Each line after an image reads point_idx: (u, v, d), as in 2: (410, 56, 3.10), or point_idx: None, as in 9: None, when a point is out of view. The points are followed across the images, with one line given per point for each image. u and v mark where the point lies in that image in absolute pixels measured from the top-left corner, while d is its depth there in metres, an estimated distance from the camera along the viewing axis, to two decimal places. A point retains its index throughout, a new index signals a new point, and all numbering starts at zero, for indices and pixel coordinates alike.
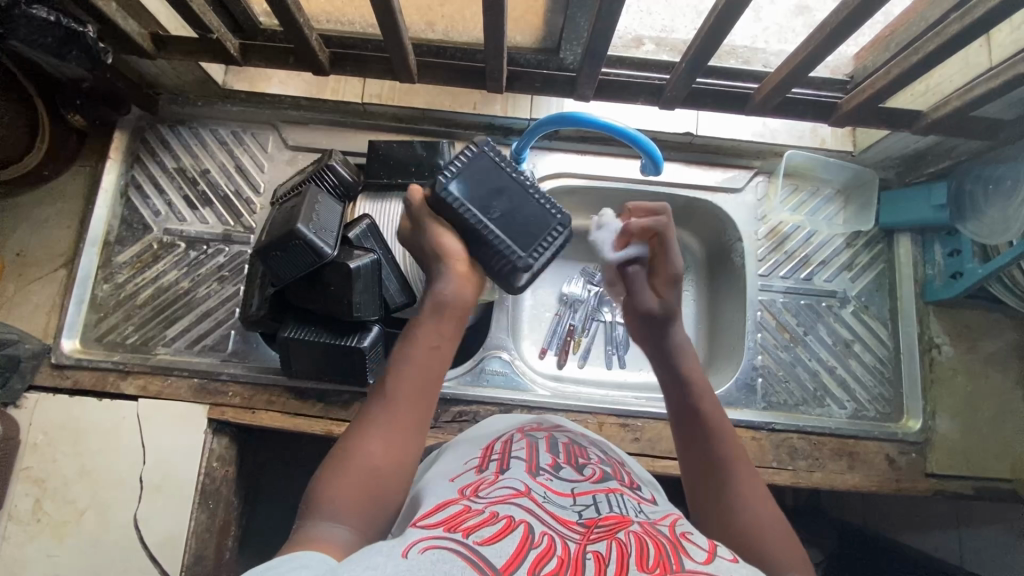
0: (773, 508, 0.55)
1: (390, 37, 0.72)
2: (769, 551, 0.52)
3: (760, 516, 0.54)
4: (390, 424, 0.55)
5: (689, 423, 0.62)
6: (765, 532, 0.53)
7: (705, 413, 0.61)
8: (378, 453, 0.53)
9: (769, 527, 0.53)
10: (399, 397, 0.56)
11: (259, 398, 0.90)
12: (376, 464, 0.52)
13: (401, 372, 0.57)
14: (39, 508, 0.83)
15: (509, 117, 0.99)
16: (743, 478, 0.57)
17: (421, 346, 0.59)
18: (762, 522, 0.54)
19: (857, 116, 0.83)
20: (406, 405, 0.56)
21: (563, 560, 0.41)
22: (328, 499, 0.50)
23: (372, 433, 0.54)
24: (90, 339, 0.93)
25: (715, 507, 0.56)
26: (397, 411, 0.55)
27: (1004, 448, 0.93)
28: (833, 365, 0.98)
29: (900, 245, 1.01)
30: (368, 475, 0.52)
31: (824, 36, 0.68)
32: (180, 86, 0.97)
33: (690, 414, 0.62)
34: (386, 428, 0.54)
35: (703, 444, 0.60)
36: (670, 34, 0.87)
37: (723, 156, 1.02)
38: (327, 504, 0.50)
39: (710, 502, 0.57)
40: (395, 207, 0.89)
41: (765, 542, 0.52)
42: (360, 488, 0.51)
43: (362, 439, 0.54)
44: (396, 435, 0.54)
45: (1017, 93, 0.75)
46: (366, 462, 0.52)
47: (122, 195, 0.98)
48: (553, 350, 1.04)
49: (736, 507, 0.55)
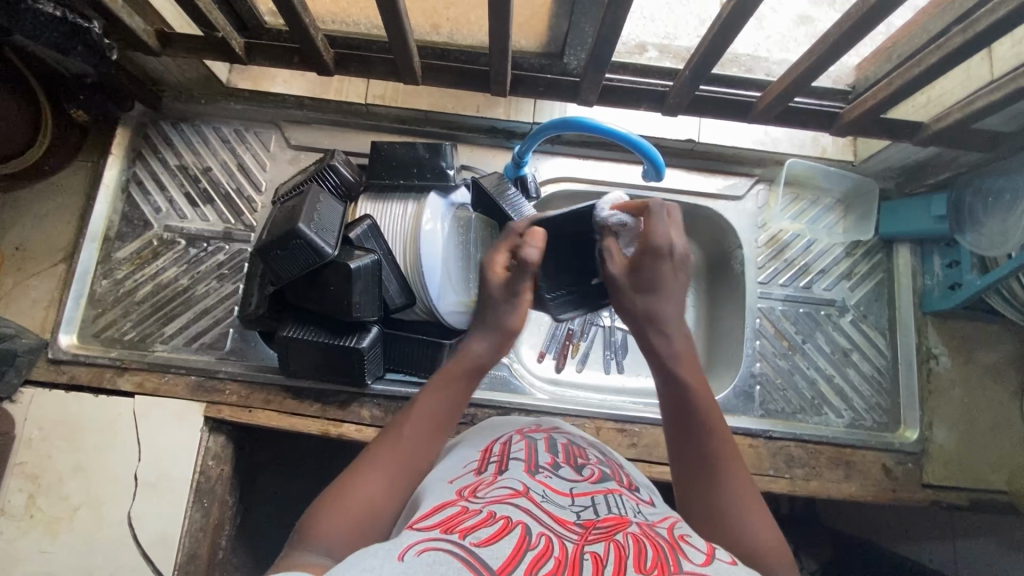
0: (761, 511, 0.54)
1: (395, 38, 0.72)
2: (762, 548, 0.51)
3: (751, 519, 0.53)
4: (392, 464, 0.56)
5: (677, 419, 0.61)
6: (751, 526, 0.53)
7: (702, 411, 0.61)
8: (374, 488, 0.53)
9: (753, 521, 0.53)
10: (403, 439, 0.58)
11: (256, 398, 0.89)
12: (373, 499, 0.52)
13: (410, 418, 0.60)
14: (31, 504, 0.83)
15: (512, 120, 0.99)
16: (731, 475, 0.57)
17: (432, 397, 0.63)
18: (753, 520, 0.53)
19: (858, 126, 0.83)
20: (411, 447, 0.58)
21: (560, 561, 0.41)
22: (319, 531, 0.49)
23: (372, 468, 0.55)
24: (88, 335, 0.92)
25: (705, 503, 0.55)
26: (402, 452, 0.57)
27: (1001, 460, 0.93)
28: (831, 374, 0.98)
29: (899, 255, 1.01)
30: (364, 507, 0.52)
31: (827, 46, 0.69)
32: (183, 85, 0.97)
33: (686, 412, 0.61)
34: (388, 465, 0.56)
35: (698, 444, 0.59)
36: (673, 41, 0.89)
37: (724, 163, 1.02)
38: (318, 534, 0.49)
39: (702, 500, 0.55)
40: (405, 208, 0.87)
41: (754, 536, 0.52)
42: (355, 519, 0.51)
43: (360, 476, 0.54)
44: (397, 474, 0.55)
45: (1018, 106, 0.75)
46: (361, 496, 0.52)
47: (123, 191, 0.98)
48: (551, 354, 1.04)
49: (726, 503, 0.54)
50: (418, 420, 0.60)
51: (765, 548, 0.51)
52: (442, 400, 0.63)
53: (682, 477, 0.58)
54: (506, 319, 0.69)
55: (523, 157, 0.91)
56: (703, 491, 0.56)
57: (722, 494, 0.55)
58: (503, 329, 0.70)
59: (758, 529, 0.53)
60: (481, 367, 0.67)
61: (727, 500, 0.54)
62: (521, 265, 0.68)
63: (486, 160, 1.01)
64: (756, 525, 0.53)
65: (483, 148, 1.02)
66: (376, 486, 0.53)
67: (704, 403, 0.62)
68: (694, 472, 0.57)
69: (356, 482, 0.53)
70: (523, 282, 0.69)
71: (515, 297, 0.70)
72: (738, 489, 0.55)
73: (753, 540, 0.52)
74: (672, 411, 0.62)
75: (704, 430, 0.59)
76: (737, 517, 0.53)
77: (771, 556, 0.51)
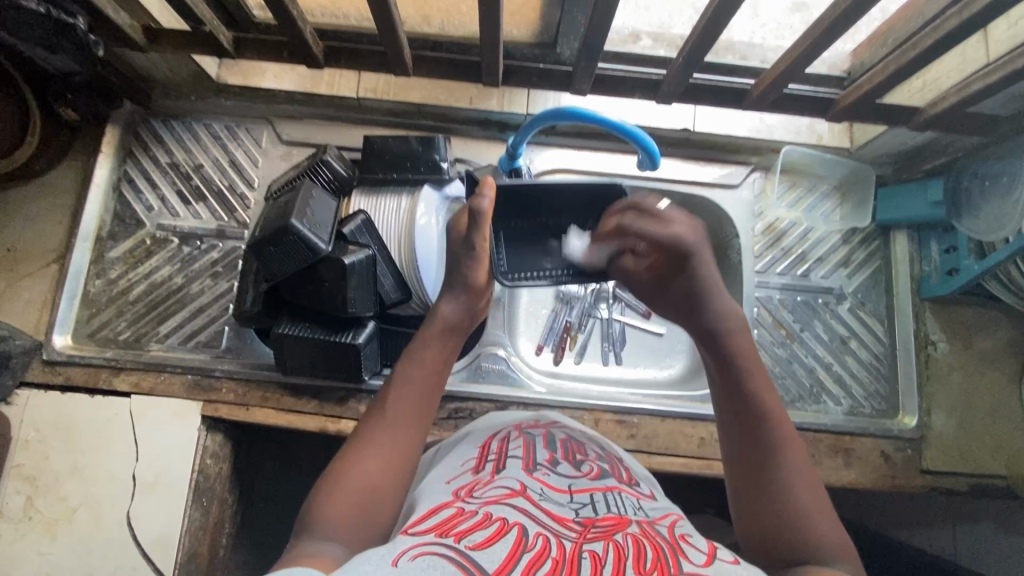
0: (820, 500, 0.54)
1: (384, 30, 0.72)
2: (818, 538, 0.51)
3: (807, 507, 0.53)
4: (387, 441, 0.55)
5: (739, 405, 0.59)
6: (808, 523, 0.52)
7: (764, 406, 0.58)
8: (369, 471, 0.53)
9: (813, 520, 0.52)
10: (393, 415, 0.57)
11: (253, 395, 0.89)
12: (369, 480, 0.52)
13: (399, 392, 0.58)
14: (30, 506, 0.82)
15: (505, 112, 0.98)
16: (795, 468, 0.55)
17: (415, 365, 0.61)
18: (811, 509, 0.53)
19: (853, 112, 0.82)
20: (404, 421, 0.57)
21: (557, 562, 0.40)
22: (319, 519, 0.49)
23: (367, 451, 0.54)
24: (81, 335, 0.92)
25: (765, 495, 0.54)
26: (393, 429, 0.56)
27: (1000, 444, 0.93)
28: (829, 362, 0.98)
29: (897, 241, 1.01)
30: (364, 490, 0.51)
31: (821, 31, 0.68)
32: (171, 82, 0.95)
33: (744, 406, 0.59)
34: (381, 443, 0.55)
35: (756, 435, 0.57)
36: (668, 30, 0.88)
37: (721, 152, 1.01)
38: (319, 522, 0.49)
39: (757, 493, 0.55)
40: (399, 201, 0.87)
41: (811, 527, 0.52)
42: (354, 503, 0.50)
43: (355, 458, 0.54)
44: (391, 452, 0.55)
45: (1014, 89, 0.74)
46: (358, 479, 0.52)
47: (114, 190, 0.97)
48: (549, 347, 1.03)
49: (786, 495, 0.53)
50: (402, 391, 0.58)
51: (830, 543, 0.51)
52: (425, 366, 0.61)
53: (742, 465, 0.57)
54: (470, 276, 0.66)
55: (516, 149, 0.91)
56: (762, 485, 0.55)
57: (783, 490, 0.54)
58: (468, 285, 0.66)
59: (816, 531, 0.51)
60: (454, 326, 0.65)
61: (789, 494, 0.53)
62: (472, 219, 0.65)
63: (480, 153, 1.01)
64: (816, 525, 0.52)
65: (477, 140, 1.01)
66: (372, 466, 0.53)
67: (768, 394, 0.59)
68: (755, 466, 0.56)
69: (351, 464, 0.53)
70: (477, 233, 0.66)
71: (473, 248, 0.66)
72: (798, 480, 0.54)
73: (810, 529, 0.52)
74: (730, 406, 0.59)
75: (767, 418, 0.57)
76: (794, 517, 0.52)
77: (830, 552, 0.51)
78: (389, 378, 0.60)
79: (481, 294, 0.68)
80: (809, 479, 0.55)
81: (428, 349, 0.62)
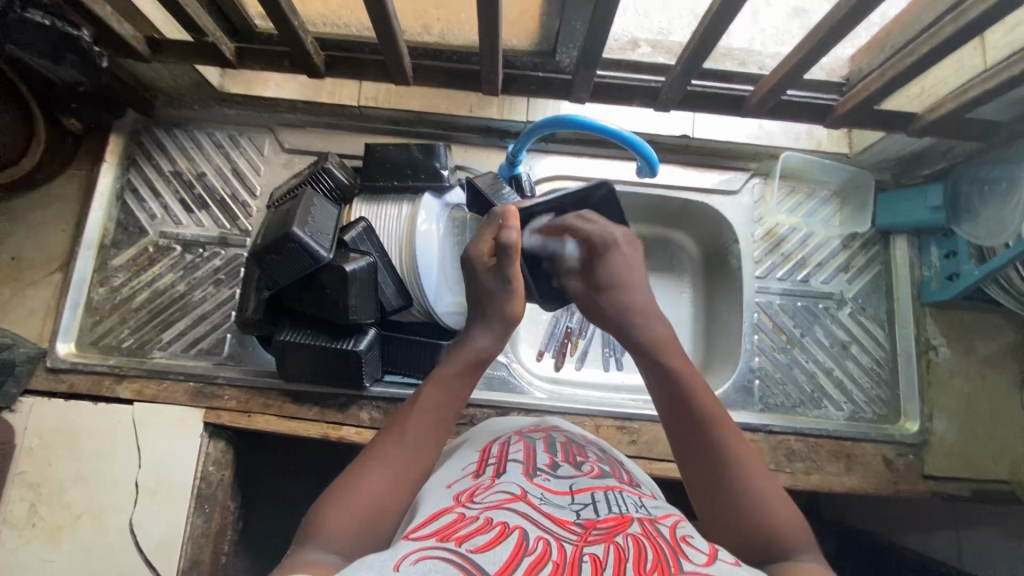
0: (770, 486, 0.52)
1: (385, 40, 0.72)
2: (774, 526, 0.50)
3: (758, 495, 0.51)
4: (399, 457, 0.55)
5: (674, 406, 0.58)
6: (764, 511, 0.50)
7: (698, 402, 0.57)
8: (379, 484, 0.53)
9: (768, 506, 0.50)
10: (410, 434, 0.57)
11: (255, 402, 0.89)
12: (376, 493, 0.52)
13: (417, 413, 0.59)
14: (33, 513, 0.83)
15: (505, 120, 0.99)
16: (739, 451, 0.54)
17: (436, 387, 0.61)
18: (761, 496, 0.51)
19: (852, 118, 0.83)
20: (419, 441, 0.57)
21: (558, 565, 0.41)
22: (323, 526, 0.49)
23: (378, 465, 0.54)
24: (85, 343, 0.93)
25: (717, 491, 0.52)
26: (406, 446, 0.56)
27: (1002, 450, 0.93)
28: (830, 367, 0.98)
29: (896, 247, 1.01)
30: (369, 504, 0.51)
31: (819, 38, 0.68)
32: (175, 90, 0.96)
33: (679, 405, 0.58)
34: (394, 460, 0.55)
35: (696, 431, 0.55)
36: (667, 37, 0.88)
37: (720, 158, 1.02)
38: (323, 529, 0.49)
39: (708, 490, 0.53)
40: (400, 210, 0.87)
41: (763, 515, 0.50)
42: (359, 513, 0.50)
43: (366, 470, 0.54)
44: (402, 469, 0.55)
45: (1011, 95, 0.75)
46: (366, 491, 0.52)
47: (118, 199, 0.97)
48: (550, 353, 1.04)
49: (737, 487, 0.52)
50: (420, 412, 0.59)
51: (786, 527, 0.50)
52: (445, 391, 0.61)
53: (692, 473, 0.54)
54: (508, 309, 0.68)
55: (517, 156, 0.91)
56: (712, 485, 0.53)
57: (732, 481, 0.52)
58: (506, 318, 0.68)
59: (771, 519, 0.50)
60: (481, 360, 0.65)
61: (739, 485, 0.52)
62: (503, 251, 0.67)
63: (480, 161, 1.01)
64: (773, 509, 0.50)
65: (477, 148, 1.02)
66: (382, 480, 0.53)
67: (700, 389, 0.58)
68: (701, 463, 0.54)
69: (362, 475, 0.53)
70: (511, 266, 0.67)
71: (509, 282, 0.68)
72: (746, 469, 0.53)
73: (760, 517, 0.50)
74: (667, 409, 0.58)
75: (697, 411, 0.56)
76: (749, 509, 0.50)
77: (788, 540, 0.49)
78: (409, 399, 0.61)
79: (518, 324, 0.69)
80: (755, 466, 0.53)
81: (451, 376, 0.62)
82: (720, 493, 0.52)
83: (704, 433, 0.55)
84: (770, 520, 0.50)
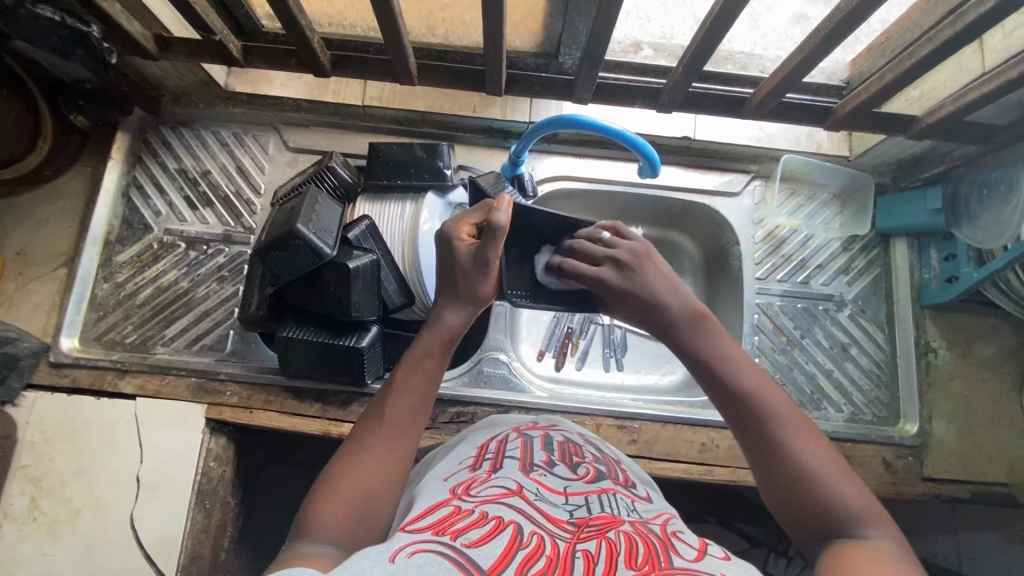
0: (836, 462, 0.51)
1: (390, 39, 0.73)
2: (845, 507, 0.48)
3: (825, 476, 0.50)
4: (383, 447, 0.55)
5: (723, 391, 0.55)
6: (833, 491, 0.49)
7: (747, 386, 0.54)
8: (366, 476, 0.53)
9: (836, 489, 0.49)
10: (391, 422, 0.57)
11: (256, 399, 0.90)
12: (366, 485, 0.52)
13: (396, 401, 0.58)
14: (34, 507, 0.83)
15: (508, 120, 1.00)
16: (800, 432, 0.52)
17: (412, 372, 0.61)
18: (828, 477, 0.50)
19: (851, 121, 0.83)
20: (400, 428, 0.57)
21: (551, 560, 0.41)
22: (316, 520, 0.50)
23: (363, 457, 0.54)
24: (88, 339, 0.93)
25: (784, 475, 0.51)
26: (391, 434, 0.56)
27: (1002, 452, 0.93)
28: (830, 368, 0.98)
29: (897, 250, 1.02)
30: (361, 497, 0.51)
31: (819, 41, 0.69)
32: (182, 88, 0.98)
33: (726, 391, 0.55)
34: (379, 449, 0.55)
35: (750, 417, 0.53)
36: (669, 40, 0.90)
37: (720, 160, 1.03)
38: (315, 526, 0.49)
39: (774, 476, 0.51)
40: (403, 208, 0.88)
41: (833, 496, 0.49)
42: (352, 506, 0.51)
43: (353, 462, 0.54)
44: (389, 457, 0.55)
45: (1009, 98, 0.75)
46: (356, 485, 0.52)
47: (123, 196, 0.98)
48: (551, 352, 1.04)
49: (802, 470, 0.50)
50: (400, 399, 0.59)
51: (858, 506, 0.48)
52: (423, 372, 0.61)
53: (754, 459, 0.53)
54: (478, 288, 0.65)
55: (520, 156, 0.92)
56: (777, 480, 0.51)
57: (797, 464, 0.50)
58: (477, 296, 0.66)
59: (841, 500, 0.48)
60: (454, 338, 0.64)
61: (806, 468, 0.50)
62: (490, 233, 0.63)
63: (483, 160, 1.02)
64: (841, 489, 0.49)
65: (480, 148, 1.03)
66: (369, 472, 0.53)
67: (748, 371, 0.55)
68: (761, 448, 0.52)
69: (349, 468, 0.53)
70: (495, 249, 0.63)
71: (489, 265, 0.64)
72: (811, 450, 0.51)
73: (830, 497, 0.49)
74: (715, 393, 0.56)
75: (751, 393, 0.54)
76: (814, 495, 0.49)
77: (862, 518, 0.48)
78: (385, 385, 0.61)
79: (486, 304, 0.68)
80: (817, 445, 0.51)
81: (427, 356, 0.62)
82: (781, 480, 0.51)
83: (761, 419, 0.53)
84: (837, 503, 0.48)
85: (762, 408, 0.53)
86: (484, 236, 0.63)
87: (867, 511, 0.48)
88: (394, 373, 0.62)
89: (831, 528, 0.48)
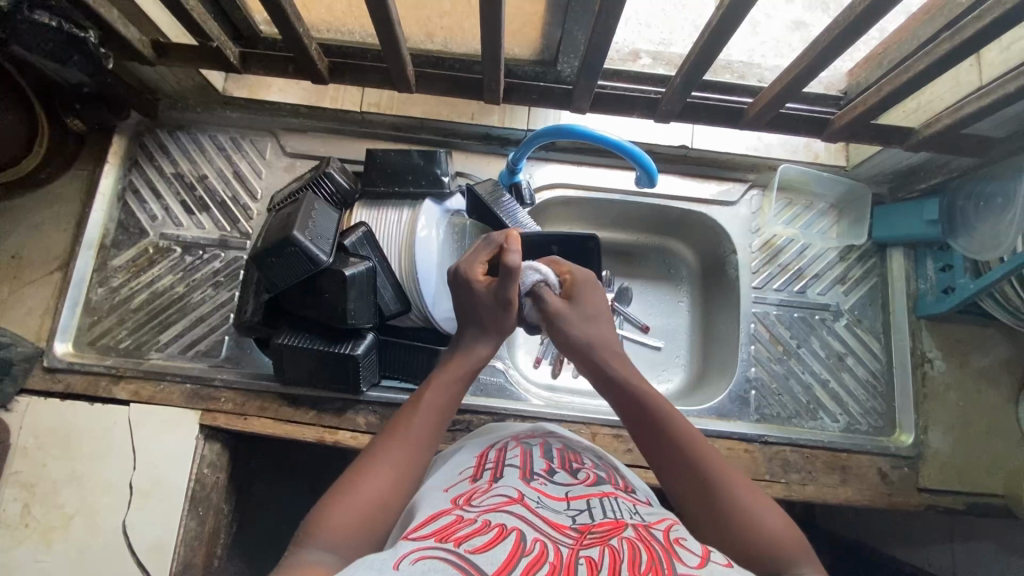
0: (762, 499, 0.52)
1: (388, 47, 0.73)
2: (774, 539, 0.49)
3: (753, 510, 0.51)
4: (397, 460, 0.55)
5: (654, 432, 0.58)
6: (763, 524, 0.50)
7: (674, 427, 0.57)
8: (379, 486, 0.53)
9: (766, 521, 0.50)
10: (408, 438, 0.57)
11: (251, 405, 0.90)
12: (378, 494, 0.52)
13: (415, 419, 0.59)
14: (26, 513, 0.83)
15: (506, 128, 0.99)
16: (725, 470, 0.54)
17: (431, 394, 0.62)
18: (755, 511, 0.51)
19: (849, 132, 0.84)
20: (416, 444, 0.57)
21: (555, 566, 0.41)
22: (326, 524, 0.49)
23: (377, 467, 0.54)
24: (82, 343, 0.92)
25: (715, 512, 0.52)
26: (406, 448, 0.57)
27: (996, 463, 0.93)
28: (826, 378, 0.98)
29: (893, 260, 1.02)
30: (372, 505, 0.51)
31: (817, 53, 0.69)
32: (179, 93, 0.97)
33: (656, 432, 0.58)
34: (394, 461, 0.55)
35: (678, 457, 0.55)
36: (667, 48, 0.90)
37: (718, 168, 1.03)
38: (323, 529, 0.49)
39: (706, 514, 0.52)
40: (400, 215, 0.88)
41: (764, 528, 0.50)
42: (362, 513, 0.50)
43: (367, 471, 0.54)
44: (402, 470, 0.55)
45: (1006, 112, 0.75)
46: (368, 493, 0.52)
47: (119, 200, 0.98)
48: (547, 360, 1.04)
49: (732, 505, 0.51)
50: (417, 417, 0.59)
51: (785, 537, 0.49)
52: (443, 394, 0.63)
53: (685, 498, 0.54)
54: (505, 324, 0.68)
55: (517, 164, 0.92)
56: (710, 516, 0.52)
57: (725, 500, 0.52)
58: (504, 330, 0.69)
59: (770, 532, 0.50)
60: (480, 368, 0.67)
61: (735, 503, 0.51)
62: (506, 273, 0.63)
63: (480, 167, 1.02)
64: (769, 521, 0.50)
65: (478, 154, 1.03)
66: (383, 482, 0.53)
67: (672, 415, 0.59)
68: (692, 486, 0.54)
69: (364, 476, 0.53)
70: (512, 287, 0.64)
71: (507, 304, 0.66)
72: (736, 485, 0.53)
73: (760, 530, 0.50)
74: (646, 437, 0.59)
75: (678, 434, 0.57)
76: (744, 527, 0.50)
77: (791, 550, 0.49)
78: (405, 405, 0.62)
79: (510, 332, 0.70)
80: (743, 482, 0.54)
81: (449, 381, 0.64)
82: (712, 517, 0.52)
83: (690, 458, 0.55)
84: (768, 534, 0.49)
85: (689, 449, 0.56)
86: (500, 275, 0.64)
87: (795, 543, 0.49)
88: (415, 393, 0.63)
89: (763, 558, 0.48)
